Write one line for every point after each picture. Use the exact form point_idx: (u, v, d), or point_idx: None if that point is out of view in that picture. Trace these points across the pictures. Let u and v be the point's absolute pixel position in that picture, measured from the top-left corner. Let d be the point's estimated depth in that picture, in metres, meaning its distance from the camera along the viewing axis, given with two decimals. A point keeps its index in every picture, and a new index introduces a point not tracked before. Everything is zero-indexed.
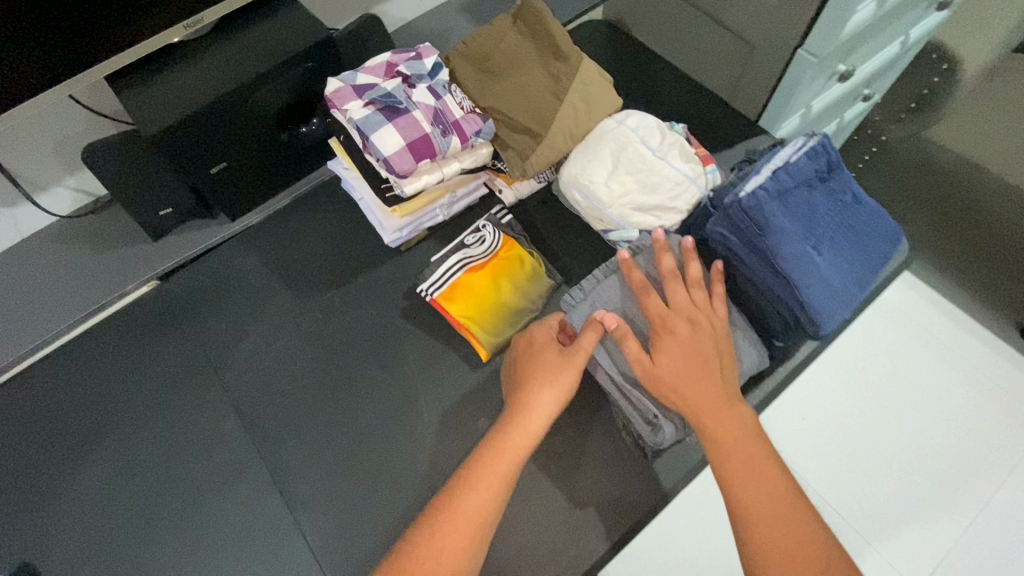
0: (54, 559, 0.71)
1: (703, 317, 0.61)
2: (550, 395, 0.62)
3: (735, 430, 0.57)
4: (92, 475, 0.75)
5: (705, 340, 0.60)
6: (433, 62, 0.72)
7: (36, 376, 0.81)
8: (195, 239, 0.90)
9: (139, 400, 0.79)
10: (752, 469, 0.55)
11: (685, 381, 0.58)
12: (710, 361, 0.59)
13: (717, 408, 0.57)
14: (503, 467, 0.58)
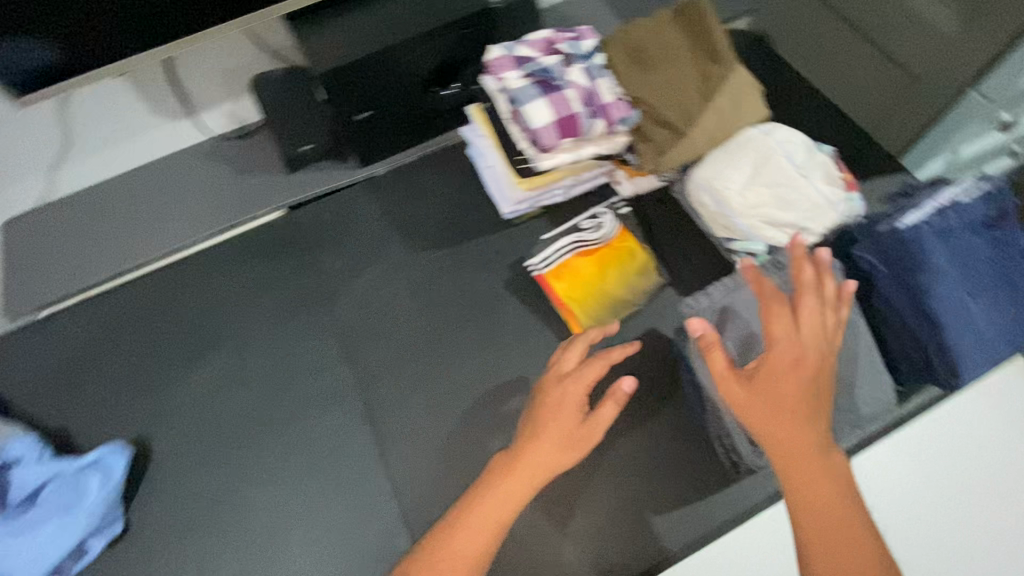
0: (163, 440, 0.77)
1: (796, 344, 0.56)
2: (553, 446, 0.61)
3: (814, 462, 0.53)
4: (205, 373, 0.81)
5: (793, 368, 0.55)
6: (589, 46, 0.75)
7: (171, 275, 0.88)
8: (325, 178, 0.94)
9: (256, 314, 0.85)
10: (825, 499, 0.52)
11: (766, 415, 0.54)
12: (798, 387, 0.55)
13: (798, 434, 0.54)
14: (502, 508, 0.58)
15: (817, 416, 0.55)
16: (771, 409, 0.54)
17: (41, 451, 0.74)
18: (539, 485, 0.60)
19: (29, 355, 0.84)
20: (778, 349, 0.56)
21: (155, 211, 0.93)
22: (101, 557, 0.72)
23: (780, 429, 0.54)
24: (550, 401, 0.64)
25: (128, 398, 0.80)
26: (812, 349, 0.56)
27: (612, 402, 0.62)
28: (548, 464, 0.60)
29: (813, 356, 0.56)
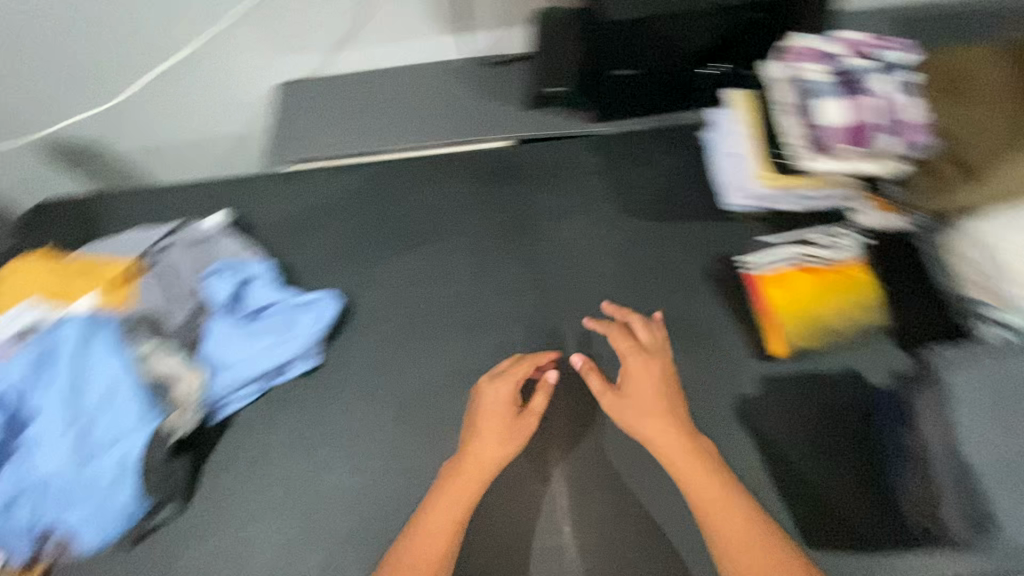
0: (363, 304, 0.87)
1: (652, 374, 0.72)
2: (497, 442, 0.70)
3: (696, 465, 0.65)
4: (409, 261, 0.89)
5: (644, 385, 0.71)
6: (893, 59, 0.80)
7: (401, 168, 0.98)
8: (559, 123, 0.97)
9: (465, 225, 0.91)
10: (728, 509, 0.62)
11: (655, 429, 0.68)
12: (648, 406, 0.70)
13: (667, 445, 0.67)
14: (461, 496, 0.67)
15: (680, 422, 0.69)
16: (657, 434, 0.68)
17: (272, 278, 0.86)
18: (484, 480, 0.69)
19: (278, 201, 0.98)
20: (629, 374, 0.72)
21: (403, 108, 1.01)
22: (290, 383, 0.82)
23: (667, 446, 0.67)
24: (481, 399, 0.74)
25: (345, 261, 0.91)
26: (637, 363, 0.73)
27: (542, 393, 0.73)
28: (491, 461, 0.69)
29: (652, 375, 0.72)
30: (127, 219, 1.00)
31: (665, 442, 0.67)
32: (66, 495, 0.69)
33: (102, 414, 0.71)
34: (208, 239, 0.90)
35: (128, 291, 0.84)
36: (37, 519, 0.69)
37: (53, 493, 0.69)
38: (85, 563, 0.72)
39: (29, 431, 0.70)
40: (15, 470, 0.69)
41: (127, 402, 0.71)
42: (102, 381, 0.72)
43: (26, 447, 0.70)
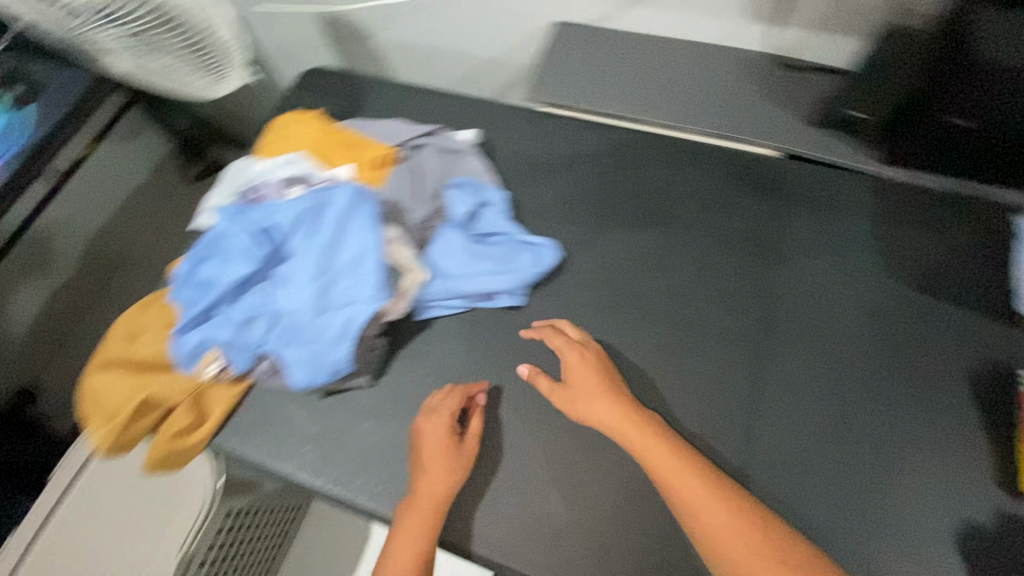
0: (577, 267, 0.85)
1: (591, 368, 0.74)
2: (444, 471, 0.71)
3: (659, 457, 0.66)
4: (635, 240, 0.86)
5: (584, 380, 0.74)
6: None
7: (655, 144, 0.93)
8: (841, 149, 0.87)
9: (704, 224, 0.86)
10: (705, 502, 0.62)
11: (618, 423, 0.70)
12: (595, 395, 0.72)
13: (633, 441, 0.68)
14: (416, 532, 0.69)
15: (633, 409, 0.71)
16: (622, 435, 0.69)
17: (505, 208, 0.89)
18: (442, 506, 0.70)
19: (522, 135, 0.99)
20: (571, 375, 0.74)
21: (674, 81, 0.96)
22: (492, 312, 0.84)
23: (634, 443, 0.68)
24: (420, 439, 0.73)
25: (572, 215, 0.89)
26: (572, 357, 0.76)
27: (479, 417, 0.75)
28: (442, 493, 0.70)
29: (591, 372, 0.74)
30: (383, 107, 1.06)
31: (623, 430, 0.69)
32: (294, 333, 0.77)
33: (342, 276, 0.78)
34: (457, 151, 0.94)
35: (382, 174, 0.90)
36: (265, 343, 0.78)
37: (286, 327, 0.77)
38: (285, 396, 0.81)
39: (283, 267, 0.79)
40: (264, 295, 0.79)
41: (364, 275, 0.77)
42: (351, 249, 0.78)
43: (277, 280, 0.79)
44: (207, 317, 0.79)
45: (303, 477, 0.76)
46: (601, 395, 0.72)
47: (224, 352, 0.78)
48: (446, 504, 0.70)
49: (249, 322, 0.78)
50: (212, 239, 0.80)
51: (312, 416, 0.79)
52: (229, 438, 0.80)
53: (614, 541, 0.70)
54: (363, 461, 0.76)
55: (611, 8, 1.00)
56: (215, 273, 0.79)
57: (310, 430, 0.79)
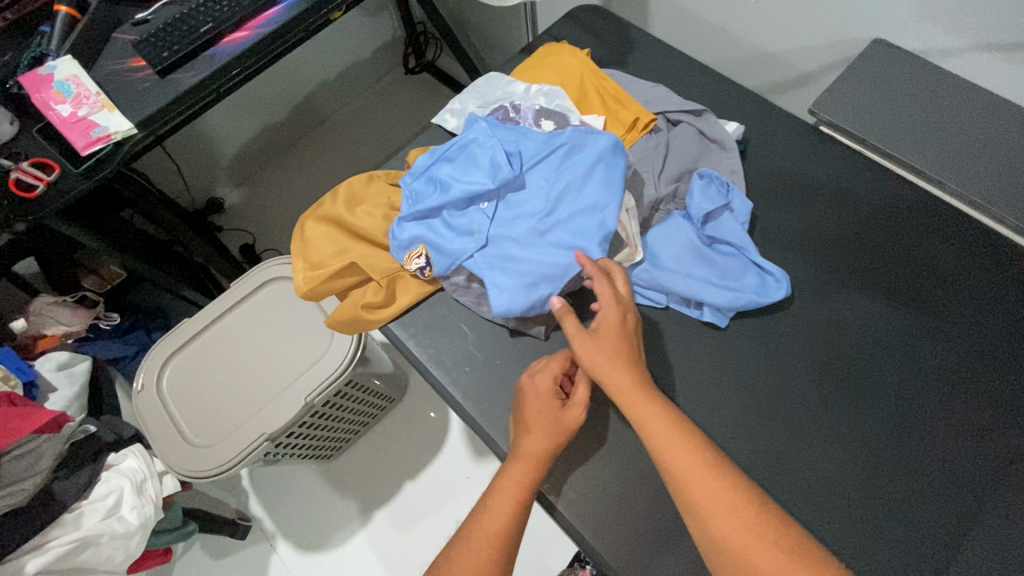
0: (804, 314, 0.79)
1: (615, 327, 0.66)
2: (544, 431, 0.69)
3: (653, 419, 0.61)
4: (881, 312, 0.78)
5: (611, 330, 0.66)
6: None
7: (939, 217, 0.83)
8: None
9: (964, 328, 0.76)
10: (701, 474, 0.58)
11: (625, 386, 0.63)
12: (610, 353, 0.65)
13: (639, 414, 0.62)
14: (517, 478, 0.67)
15: (643, 380, 0.64)
16: (628, 406, 0.63)
17: (743, 220, 0.81)
18: (544, 464, 0.68)
19: (783, 150, 0.90)
20: (601, 330, 0.66)
21: (993, 156, 0.82)
22: (688, 320, 0.80)
23: (637, 417, 0.62)
24: (526, 395, 0.72)
25: (808, 254, 0.82)
26: (609, 310, 0.66)
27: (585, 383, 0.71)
28: (543, 452, 0.68)
29: (622, 332, 0.66)
30: (646, 66, 1.00)
31: (626, 392, 0.63)
32: (501, 260, 0.77)
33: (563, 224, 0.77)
34: (714, 143, 0.86)
35: (631, 140, 0.86)
36: (472, 258, 0.78)
37: (498, 251, 0.78)
38: (466, 312, 0.83)
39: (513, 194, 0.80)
40: (487, 214, 0.80)
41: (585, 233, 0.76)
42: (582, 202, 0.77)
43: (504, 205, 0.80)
44: (428, 212, 0.81)
45: (454, 393, 0.79)
46: (615, 356, 0.65)
47: (432, 249, 0.80)
48: (544, 462, 0.68)
49: (462, 231, 0.80)
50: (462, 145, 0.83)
51: (480, 342, 0.81)
52: (400, 327, 0.84)
53: None
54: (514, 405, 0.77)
55: (950, 47, 0.86)
56: (451, 175, 0.81)
57: (475, 353, 0.81)
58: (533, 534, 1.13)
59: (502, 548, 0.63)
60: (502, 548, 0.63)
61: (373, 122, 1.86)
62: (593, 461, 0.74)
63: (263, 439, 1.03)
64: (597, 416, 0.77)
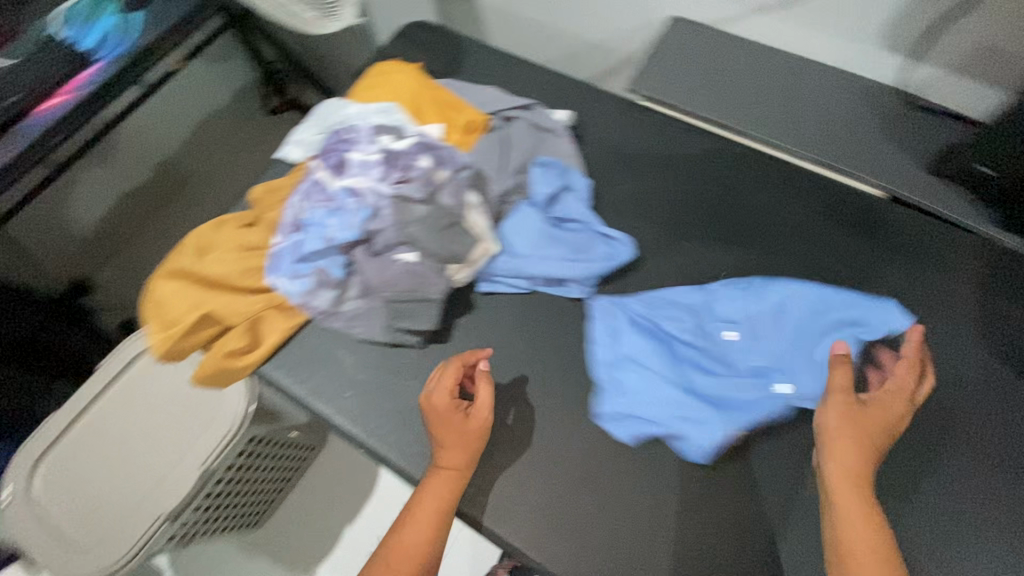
0: (654, 271, 0.83)
1: (889, 416, 0.65)
2: (458, 447, 0.69)
3: (859, 493, 0.60)
4: (719, 255, 0.83)
5: (881, 416, 0.64)
6: None
7: (755, 157, 0.89)
8: (955, 206, 0.82)
9: (790, 251, 0.82)
10: (867, 550, 0.57)
11: (844, 451, 0.62)
12: (866, 433, 0.63)
13: (834, 483, 0.61)
14: (433, 498, 0.68)
15: (871, 462, 0.62)
16: (830, 475, 0.62)
17: (585, 198, 0.86)
18: (462, 479, 0.69)
19: (614, 122, 0.95)
20: (868, 408, 0.65)
21: (788, 101, 0.91)
22: (554, 297, 0.82)
23: (834, 476, 0.62)
24: (428, 410, 0.71)
25: (651, 214, 0.86)
26: (885, 401, 0.66)
27: (485, 386, 0.71)
28: (461, 465, 0.69)
29: (879, 430, 0.64)
30: (479, 69, 1.04)
31: (848, 473, 0.61)
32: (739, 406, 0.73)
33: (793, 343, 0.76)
34: (548, 131, 0.91)
35: (470, 141, 0.88)
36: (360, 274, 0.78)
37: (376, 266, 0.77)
38: (337, 339, 0.82)
39: (713, 326, 0.78)
40: (691, 381, 0.75)
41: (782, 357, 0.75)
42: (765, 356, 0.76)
43: (721, 357, 0.77)
44: (620, 388, 0.75)
45: (342, 421, 0.78)
46: (871, 428, 0.63)
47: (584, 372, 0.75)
48: (462, 478, 0.69)
49: (656, 394, 0.74)
50: (318, 182, 0.81)
51: (359, 364, 0.80)
52: (274, 368, 0.81)
53: (639, 553, 0.68)
54: (402, 418, 0.77)
55: (737, 13, 0.96)
56: (658, 325, 0.78)
57: (355, 376, 0.80)
58: (472, 547, 1.12)
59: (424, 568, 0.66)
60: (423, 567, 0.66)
61: (241, 168, 1.77)
62: (484, 457, 0.73)
63: (161, 521, 0.94)
64: None
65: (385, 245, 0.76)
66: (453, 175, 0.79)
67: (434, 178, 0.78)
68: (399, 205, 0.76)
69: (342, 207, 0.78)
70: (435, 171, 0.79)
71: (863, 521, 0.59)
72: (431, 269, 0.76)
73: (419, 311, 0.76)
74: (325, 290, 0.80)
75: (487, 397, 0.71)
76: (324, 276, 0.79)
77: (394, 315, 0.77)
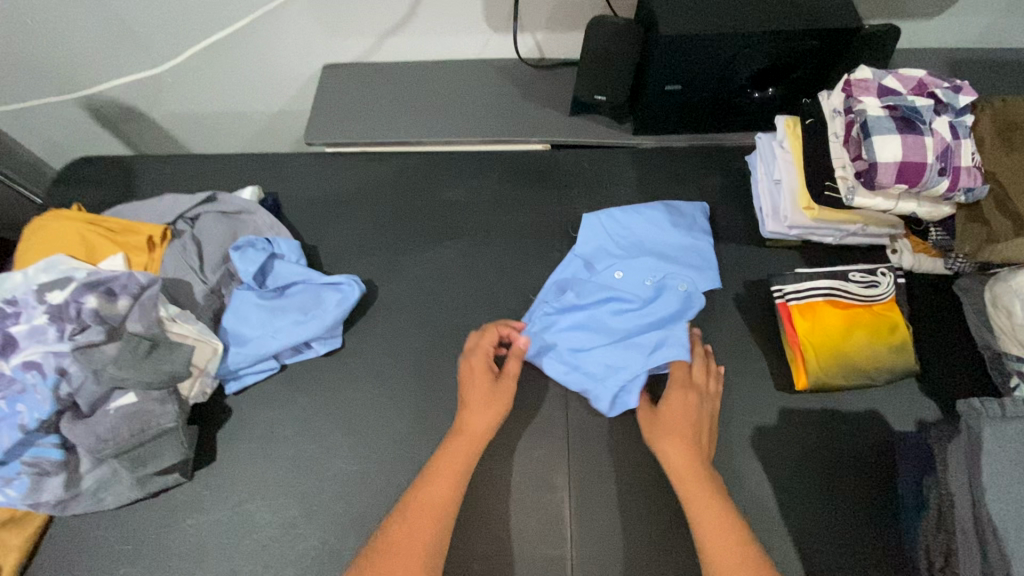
0: (388, 294, 0.86)
1: (691, 403, 0.70)
2: (483, 406, 0.71)
3: (696, 481, 0.65)
4: (438, 254, 0.89)
5: (679, 411, 0.69)
6: (926, 105, 0.67)
7: (438, 160, 0.97)
8: (599, 132, 0.97)
9: (495, 224, 0.91)
10: (722, 534, 0.61)
11: (681, 454, 0.67)
12: (685, 436, 0.68)
13: (683, 483, 0.65)
14: (461, 459, 0.68)
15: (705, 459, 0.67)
16: (679, 479, 0.66)
17: (298, 258, 0.86)
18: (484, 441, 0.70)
19: (306, 180, 0.97)
20: (670, 410, 0.70)
21: (446, 102, 1.01)
22: (307, 362, 0.82)
23: (677, 473, 0.66)
24: (463, 379, 0.74)
25: (369, 247, 0.90)
26: (677, 398, 0.70)
27: (514, 357, 0.75)
28: (481, 429, 0.70)
29: (693, 419, 0.69)
30: (157, 184, 1.00)
31: (685, 468, 0.66)
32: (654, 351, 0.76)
33: (657, 273, 0.81)
34: (240, 214, 0.89)
35: (159, 255, 0.85)
36: (76, 440, 0.69)
37: (88, 424, 0.69)
38: (91, 521, 0.72)
39: (605, 279, 0.82)
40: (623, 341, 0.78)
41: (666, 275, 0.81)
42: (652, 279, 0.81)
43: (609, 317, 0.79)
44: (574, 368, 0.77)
45: None
46: (685, 436, 0.68)
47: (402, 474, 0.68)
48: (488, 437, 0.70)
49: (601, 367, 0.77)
50: None
51: (125, 533, 0.72)
52: None
53: (470, 552, 0.68)
54: (193, 561, 0.70)
55: (372, 45, 1.04)
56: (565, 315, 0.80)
57: (124, 549, 0.71)
58: None
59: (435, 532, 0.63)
60: (440, 530, 0.63)
61: None
62: (291, 550, 0.70)
63: None
64: (271, 507, 0.72)
65: (92, 401, 0.70)
66: (135, 299, 0.75)
67: (112, 312, 0.74)
68: (84, 354, 0.70)
69: (25, 386, 0.69)
70: (110, 305, 0.74)
71: (713, 507, 0.63)
72: (153, 400, 0.71)
73: (159, 450, 0.71)
74: (49, 481, 0.69)
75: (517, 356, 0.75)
76: (37, 467, 0.68)
77: (135, 465, 0.71)
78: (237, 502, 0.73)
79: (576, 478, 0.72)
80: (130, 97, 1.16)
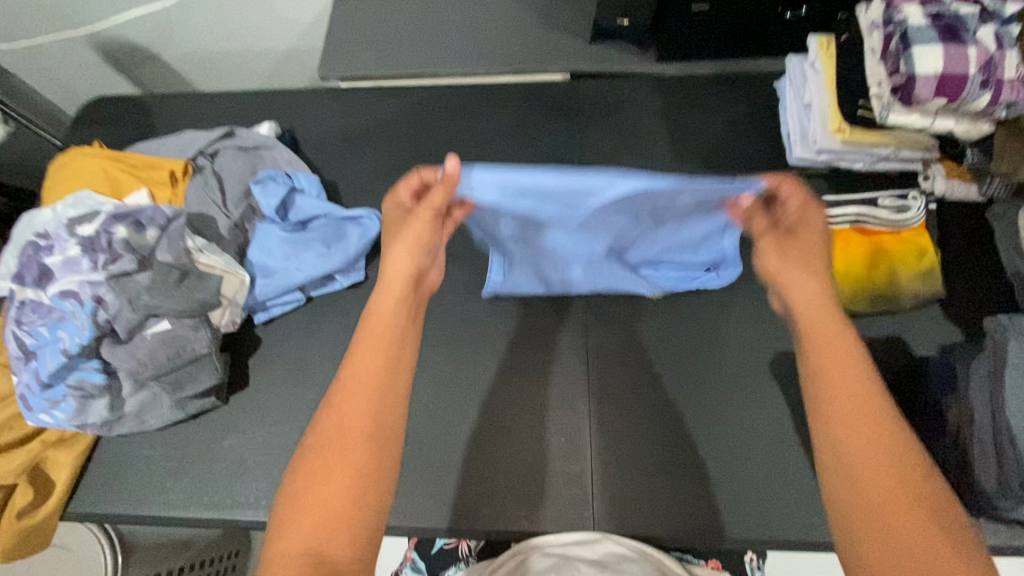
0: None
1: (819, 226, 0.53)
2: (404, 250, 0.53)
3: (817, 285, 0.50)
4: None
5: (811, 231, 0.52)
6: (971, 14, 0.64)
7: (455, 92, 0.95)
8: (620, 59, 0.93)
9: (514, 155, 0.90)
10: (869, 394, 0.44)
11: (801, 268, 0.51)
12: (804, 253, 0.52)
13: (825, 334, 0.48)
14: (384, 314, 0.51)
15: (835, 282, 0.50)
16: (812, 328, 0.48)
17: (318, 193, 0.86)
18: (400, 320, 0.51)
19: (323, 116, 0.96)
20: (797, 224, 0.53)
21: (463, 31, 0.98)
22: (331, 294, 0.83)
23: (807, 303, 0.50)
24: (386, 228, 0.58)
25: (388, 181, 0.90)
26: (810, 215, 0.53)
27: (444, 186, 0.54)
28: (392, 285, 0.51)
29: (817, 240, 0.52)
30: (175, 122, 1.00)
31: (817, 301, 0.50)
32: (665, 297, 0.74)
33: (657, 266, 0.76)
34: (259, 149, 0.89)
35: (181, 190, 0.86)
36: (116, 365, 0.72)
37: (127, 348, 0.72)
38: (135, 441, 0.76)
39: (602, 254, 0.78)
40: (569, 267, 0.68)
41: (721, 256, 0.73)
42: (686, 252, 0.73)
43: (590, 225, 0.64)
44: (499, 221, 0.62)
45: (166, 513, 0.72)
46: (814, 264, 0.51)
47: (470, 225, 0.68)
48: (412, 286, 0.52)
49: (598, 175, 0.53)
50: (26, 304, 0.72)
51: (168, 451, 0.76)
52: (81, 502, 0.74)
53: (496, 468, 0.71)
54: (233, 476, 0.74)
55: None
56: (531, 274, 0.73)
57: (167, 464, 0.75)
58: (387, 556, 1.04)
59: (385, 431, 0.45)
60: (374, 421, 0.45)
61: None
62: None
63: None
64: (303, 428, 0.76)
65: (129, 328, 0.72)
66: (163, 230, 0.76)
67: (141, 243, 0.75)
68: (119, 283, 0.72)
69: (65, 314, 0.71)
70: (139, 236, 0.75)
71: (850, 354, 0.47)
72: (187, 326, 0.73)
73: (197, 373, 0.74)
74: (93, 403, 0.72)
75: (447, 187, 0.54)
76: (82, 389, 0.71)
77: (174, 389, 0.74)
78: (271, 423, 0.76)
79: (597, 400, 0.73)
80: (140, 36, 1.14)
